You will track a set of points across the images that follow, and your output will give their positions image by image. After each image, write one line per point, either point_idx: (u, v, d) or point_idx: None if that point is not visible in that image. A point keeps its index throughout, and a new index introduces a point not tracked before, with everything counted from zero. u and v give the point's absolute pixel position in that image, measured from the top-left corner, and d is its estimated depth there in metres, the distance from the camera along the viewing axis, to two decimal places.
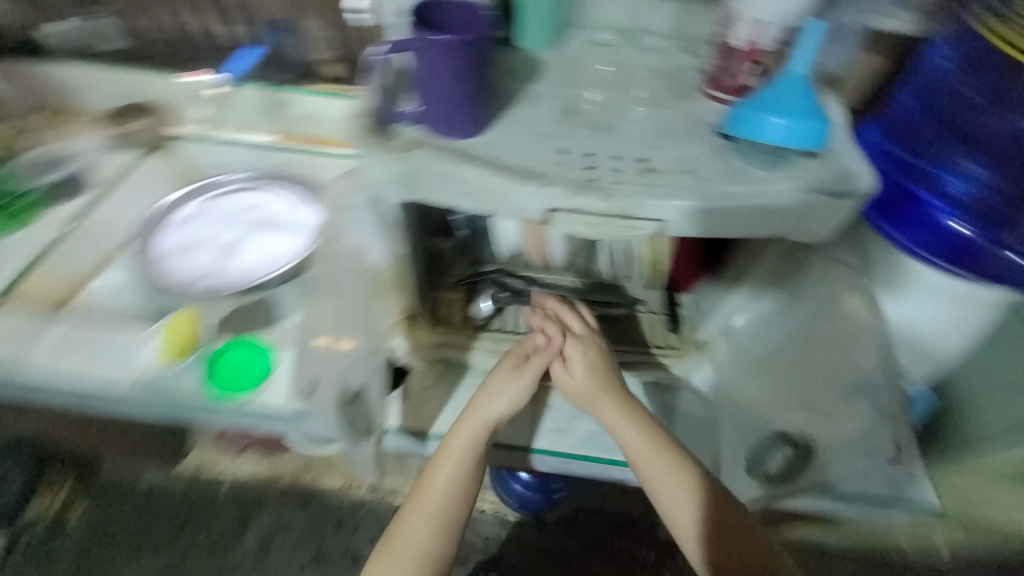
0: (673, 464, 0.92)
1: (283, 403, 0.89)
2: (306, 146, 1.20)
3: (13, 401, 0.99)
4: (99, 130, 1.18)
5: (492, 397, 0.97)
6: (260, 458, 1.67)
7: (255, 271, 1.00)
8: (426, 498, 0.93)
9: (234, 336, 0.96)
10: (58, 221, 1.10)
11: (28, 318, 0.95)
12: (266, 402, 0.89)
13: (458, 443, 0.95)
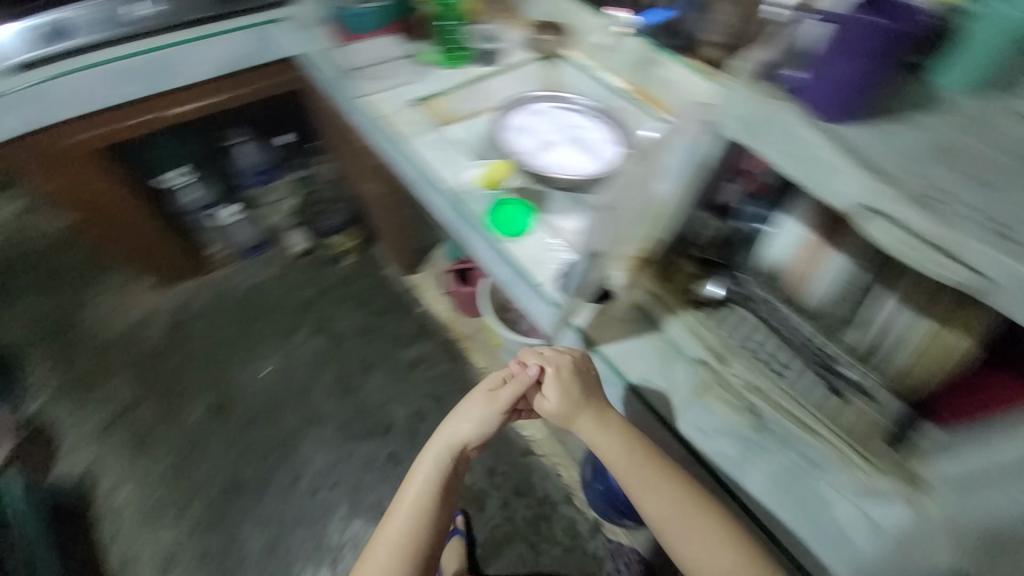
0: (668, 482, 0.95)
1: (539, 273, 1.15)
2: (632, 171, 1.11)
3: (367, 130, 1.47)
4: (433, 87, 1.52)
5: (468, 413, 1.15)
6: (412, 361, 2.17)
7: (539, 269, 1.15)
8: (401, 508, 1.09)
9: (516, 199, 1.26)
10: (401, 101, 1.48)
11: (411, 127, 1.42)
12: (524, 255, 1.17)
13: (430, 455, 1.14)
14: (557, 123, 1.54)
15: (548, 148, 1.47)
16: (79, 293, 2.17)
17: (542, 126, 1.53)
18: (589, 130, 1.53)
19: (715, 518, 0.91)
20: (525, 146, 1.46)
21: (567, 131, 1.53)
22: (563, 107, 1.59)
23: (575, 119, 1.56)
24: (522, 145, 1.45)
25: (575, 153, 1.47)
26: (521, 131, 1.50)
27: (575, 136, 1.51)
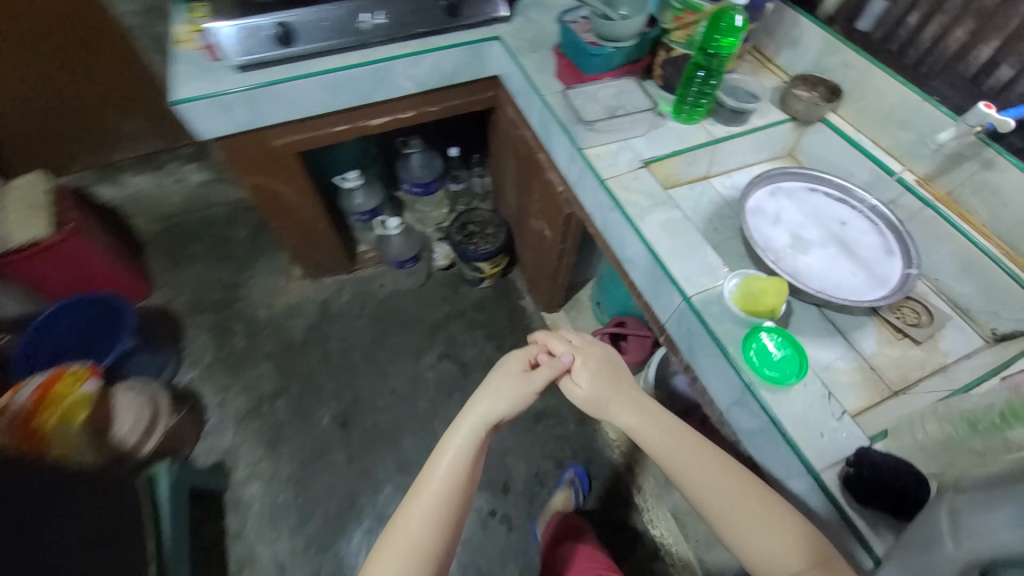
0: (702, 456, 0.89)
1: (814, 448, 0.85)
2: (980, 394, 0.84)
3: (587, 185, 1.27)
4: (666, 146, 1.28)
5: (501, 384, 1.02)
6: (539, 414, 2.01)
7: (813, 443, 0.86)
8: (426, 493, 0.88)
9: (786, 335, 0.94)
10: (630, 158, 1.25)
11: (643, 196, 1.18)
12: (793, 420, 0.87)
13: (458, 436, 0.95)
14: (818, 216, 1.23)
15: (808, 250, 1.17)
16: (238, 273, 2.30)
17: (799, 218, 1.22)
18: (863, 234, 1.19)
19: (758, 490, 0.83)
20: (779, 245, 1.17)
21: (832, 229, 1.20)
22: (827, 195, 1.26)
23: (843, 214, 1.23)
24: (774, 244, 1.17)
25: (845, 264, 1.14)
26: (774, 223, 1.21)
27: (844, 240, 1.18)
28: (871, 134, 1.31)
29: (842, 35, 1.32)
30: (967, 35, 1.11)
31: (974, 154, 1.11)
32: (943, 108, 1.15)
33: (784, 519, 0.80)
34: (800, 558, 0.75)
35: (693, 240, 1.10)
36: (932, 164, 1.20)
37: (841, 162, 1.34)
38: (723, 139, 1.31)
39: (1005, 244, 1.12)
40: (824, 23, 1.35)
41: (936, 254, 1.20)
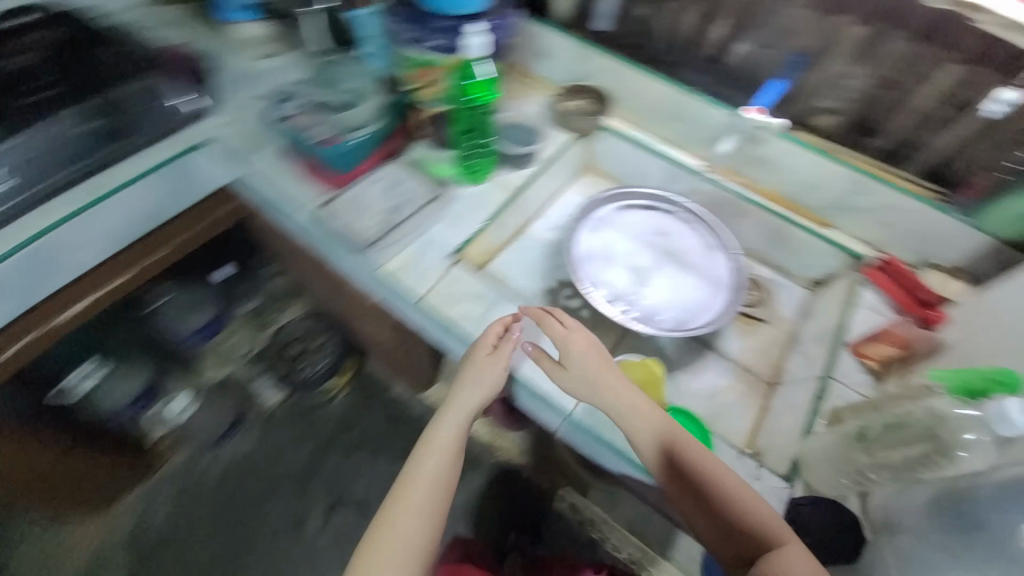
0: (686, 442, 0.81)
1: None
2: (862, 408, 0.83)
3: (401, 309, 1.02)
4: (468, 225, 1.09)
5: (485, 368, 0.90)
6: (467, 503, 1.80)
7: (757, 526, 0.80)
8: (419, 482, 0.84)
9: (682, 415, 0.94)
10: (436, 259, 1.03)
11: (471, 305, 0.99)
12: None
13: (444, 446, 0.88)
14: (642, 236, 1.17)
15: (650, 281, 1.11)
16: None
17: (628, 248, 1.15)
18: (687, 241, 1.17)
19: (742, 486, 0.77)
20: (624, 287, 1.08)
21: (659, 246, 1.16)
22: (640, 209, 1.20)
23: (662, 225, 1.19)
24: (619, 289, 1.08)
25: (686, 280, 1.11)
26: (607, 267, 1.12)
27: (674, 253, 1.15)
28: (649, 131, 1.28)
29: (586, 39, 1.24)
30: (697, 22, 1.12)
31: (742, 133, 1.16)
32: (702, 96, 1.16)
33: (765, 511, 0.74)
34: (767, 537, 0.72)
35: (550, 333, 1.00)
36: (710, 148, 1.22)
37: (635, 165, 1.31)
38: (521, 190, 1.17)
39: (790, 200, 1.18)
40: (565, 30, 1.26)
41: (743, 230, 1.24)
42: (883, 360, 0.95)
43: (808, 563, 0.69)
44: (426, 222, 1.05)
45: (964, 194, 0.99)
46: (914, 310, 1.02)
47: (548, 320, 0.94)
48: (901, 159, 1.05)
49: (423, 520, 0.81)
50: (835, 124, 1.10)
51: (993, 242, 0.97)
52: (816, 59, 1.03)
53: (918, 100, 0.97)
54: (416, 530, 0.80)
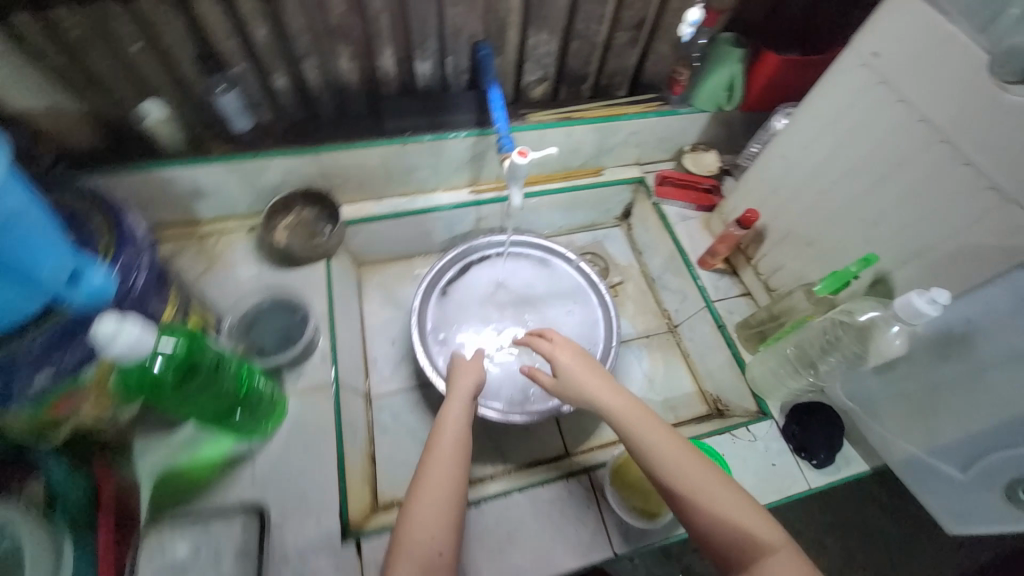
0: (677, 445, 0.64)
1: (787, 477, 0.83)
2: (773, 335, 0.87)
3: None
4: (321, 479, 0.75)
5: (467, 371, 0.74)
6: None
7: (788, 477, 0.83)
8: (444, 445, 0.65)
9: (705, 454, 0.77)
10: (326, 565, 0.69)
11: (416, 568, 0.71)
12: (764, 489, 0.81)
13: (457, 400, 0.70)
14: (490, 309, 1.02)
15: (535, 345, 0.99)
16: None
17: (490, 332, 1.00)
18: (525, 276, 1.06)
19: (735, 487, 0.61)
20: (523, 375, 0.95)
21: (512, 305, 1.03)
22: (465, 283, 1.04)
23: (495, 281, 1.05)
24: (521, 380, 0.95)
25: (558, 316, 1.02)
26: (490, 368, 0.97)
27: (527, 299, 1.04)
28: (394, 193, 1.06)
29: (244, 151, 0.89)
30: (358, 64, 0.87)
31: (487, 146, 1.01)
32: (424, 136, 0.95)
33: (760, 519, 0.59)
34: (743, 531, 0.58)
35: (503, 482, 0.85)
36: (466, 173, 1.07)
37: (408, 232, 1.10)
38: (335, 374, 0.85)
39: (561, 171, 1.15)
40: (205, 155, 0.88)
41: (544, 216, 1.20)
42: (727, 258, 1.03)
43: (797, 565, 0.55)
44: (270, 536, 0.70)
45: (675, 91, 1.06)
46: (709, 202, 1.12)
47: (542, 343, 0.79)
48: (611, 88, 1.08)
49: (441, 488, 0.61)
50: (549, 87, 1.04)
51: (715, 115, 1.10)
52: (498, 43, 0.92)
53: (601, 36, 0.95)
54: (446, 484, 0.61)
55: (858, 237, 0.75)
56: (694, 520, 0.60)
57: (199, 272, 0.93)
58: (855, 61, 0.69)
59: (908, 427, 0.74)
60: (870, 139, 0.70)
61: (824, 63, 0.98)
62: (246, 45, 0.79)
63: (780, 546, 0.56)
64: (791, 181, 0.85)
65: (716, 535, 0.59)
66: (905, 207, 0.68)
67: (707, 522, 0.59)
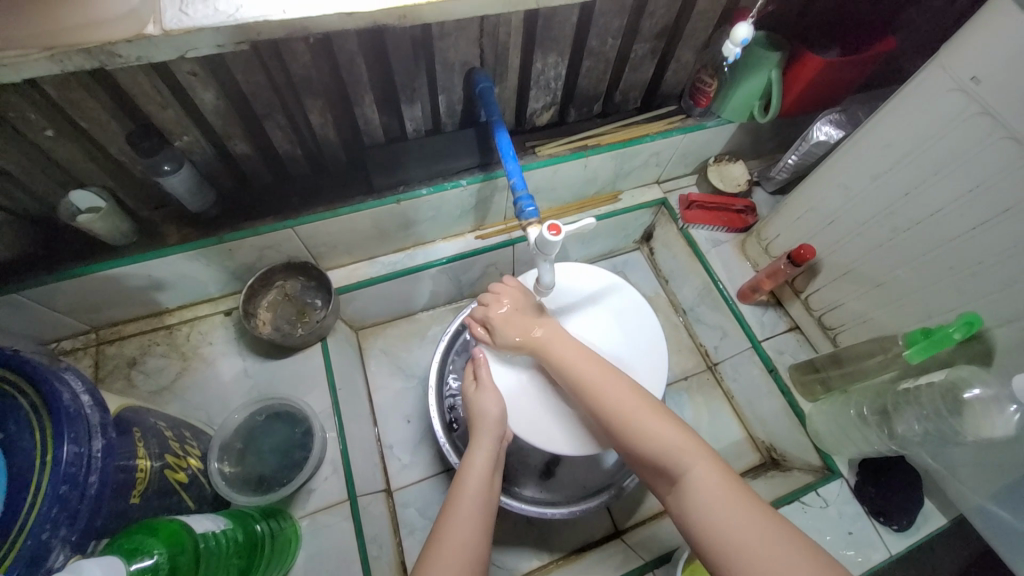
0: (598, 365, 0.62)
1: (867, 544, 0.74)
2: (847, 388, 0.78)
3: None
4: None
5: (491, 398, 0.66)
6: None
7: (868, 542, 0.74)
8: (464, 505, 0.58)
9: None
10: None
11: None
12: (846, 561, 0.72)
13: (483, 445, 0.63)
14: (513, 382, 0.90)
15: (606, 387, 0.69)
16: None
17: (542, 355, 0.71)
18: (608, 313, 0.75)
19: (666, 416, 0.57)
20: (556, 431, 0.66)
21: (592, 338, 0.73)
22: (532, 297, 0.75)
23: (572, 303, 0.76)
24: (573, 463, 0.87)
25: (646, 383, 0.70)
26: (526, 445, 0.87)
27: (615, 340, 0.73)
28: (390, 249, 0.92)
29: (208, 234, 0.74)
30: (331, 116, 0.71)
31: (494, 189, 0.87)
32: (421, 189, 0.82)
33: (675, 436, 0.55)
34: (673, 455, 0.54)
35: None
36: (470, 218, 0.93)
37: (409, 289, 0.97)
38: (346, 486, 0.73)
39: (578, 200, 1.02)
40: (160, 244, 0.72)
41: (562, 250, 1.08)
42: (771, 290, 0.93)
43: (729, 490, 0.50)
44: None
45: (701, 103, 0.92)
46: (742, 223, 1.00)
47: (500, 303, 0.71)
48: (626, 104, 0.94)
49: (459, 547, 0.54)
50: (557, 110, 0.90)
51: (745, 124, 0.96)
52: (497, 71, 0.77)
53: (617, 50, 0.80)
54: (467, 540, 0.55)
55: (947, 284, 0.66)
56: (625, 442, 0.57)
57: (174, 374, 0.79)
58: (946, 85, 0.57)
59: (1000, 493, 0.67)
60: (966, 177, 0.59)
61: (874, 60, 0.83)
62: (192, 110, 0.64)
63: (697, 459, 0.53)
64: (854, 214, 0.74)
65: (647, 453, 0.55)
66: (1015, 259, 0.58)
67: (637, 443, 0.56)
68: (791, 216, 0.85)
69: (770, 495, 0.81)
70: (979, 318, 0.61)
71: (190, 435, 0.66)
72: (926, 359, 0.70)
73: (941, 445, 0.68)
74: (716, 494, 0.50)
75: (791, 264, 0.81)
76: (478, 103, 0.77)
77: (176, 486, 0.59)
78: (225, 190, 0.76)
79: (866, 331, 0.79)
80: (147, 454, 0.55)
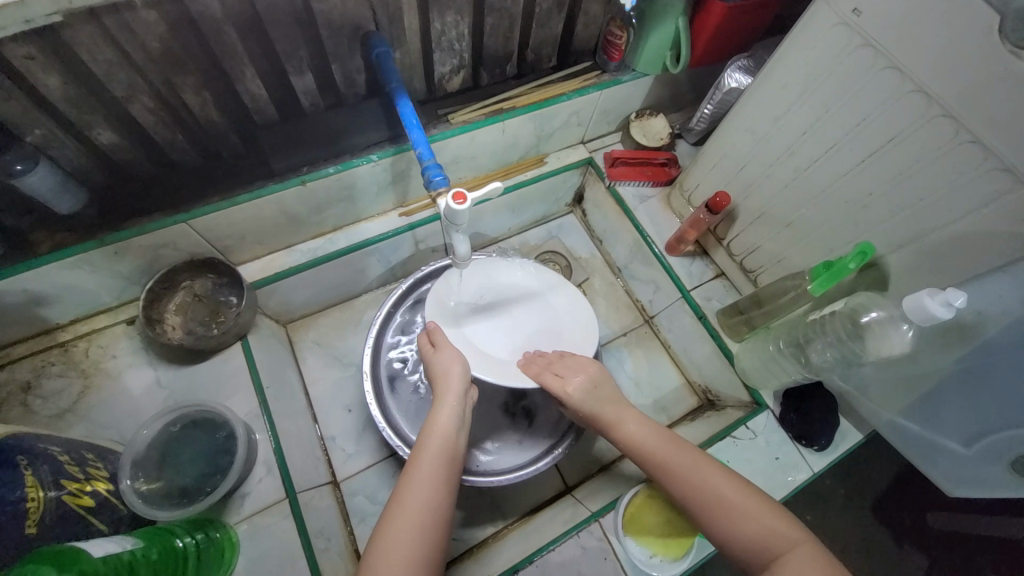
0: (679, 447, 0.60)
1: (793, 465, 0.79)
2: (769, 326, 0.82)
3: None
4: None
5: (452, 358, 0.67)
6: None
7: (793, 463, 0.79)
8: (425, 459, 0.57)
9: None
10: None
11: None
12: (772, 483, 0.77)
13: (450, 400, 0.62)
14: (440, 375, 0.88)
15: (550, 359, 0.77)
16: None
17: (488, 332, 0.78)
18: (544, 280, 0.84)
19: (761, 496, 0.54)
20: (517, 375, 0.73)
21: (524, 316, 0.80)
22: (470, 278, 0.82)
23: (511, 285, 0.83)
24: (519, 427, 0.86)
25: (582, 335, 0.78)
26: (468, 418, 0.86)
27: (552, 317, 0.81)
28: (308, 235, 0.87)
29: (87, 238, 0.66)
30: (211, 95, 0.65)
31: (409, 162, 0.83)
32: (328, 168, 0.76)
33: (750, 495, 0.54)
34: (767, 545, 0.51)
35: (506, 550, 0.76)
36: (390, 195, 0.89)
37: (335, 276, 0.93)
38: (282, 486, 0.70)
39: (502, 167, 0.99)
40: (32, 254, 0.65)
41: (492, 221, 1.06)
42: (696, 240, 0.95)
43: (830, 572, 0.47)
44: None
45: (614, 57, 0.90)
46: (666, 176, 1.01)
47: (546, 376, 0.69)
48: (540, 63, 0.91)
49: (416, 513, 0.53)
50: (468, 74, 0.86)
51: (660, 77, 0.96)
52: (394, 35, 0.72)
53: (521, 5, 0.77)
54: (425, 498, 0.54)
55: (845, 218, 0.69)
56: (719, 538, 0.54)
57: (76, 395, 0.73)
58: (831, 20, 0.58)
59: (901, 402, 0.73)
60: (855, 111, 0.61)
61: (775, 3, 0.84)
62: (38, 99, 0.56)
63: (799, 545, 0.50)
64: (762, 157, 0.76)
65: (743, 556, 0.52)
66: (903, 187, 0.61)
67: (732, 539, 0.52)
68: (708, 166, 0.87)
69: (707, 434, 0.85)
70: (871, 246, 0.64)
71: (95, 456, 0.61)
72: (832, 291, 0.74)
73: (850, 369, 0.73)
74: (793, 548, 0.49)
75: (709, 212, 0.83)
76: (377, 71, 0.72)
77: (80, 512, 0.55)
78: (102, 188, 0.68)
79: (781, 270, 0.83)
80: (38, 482, 0.51)
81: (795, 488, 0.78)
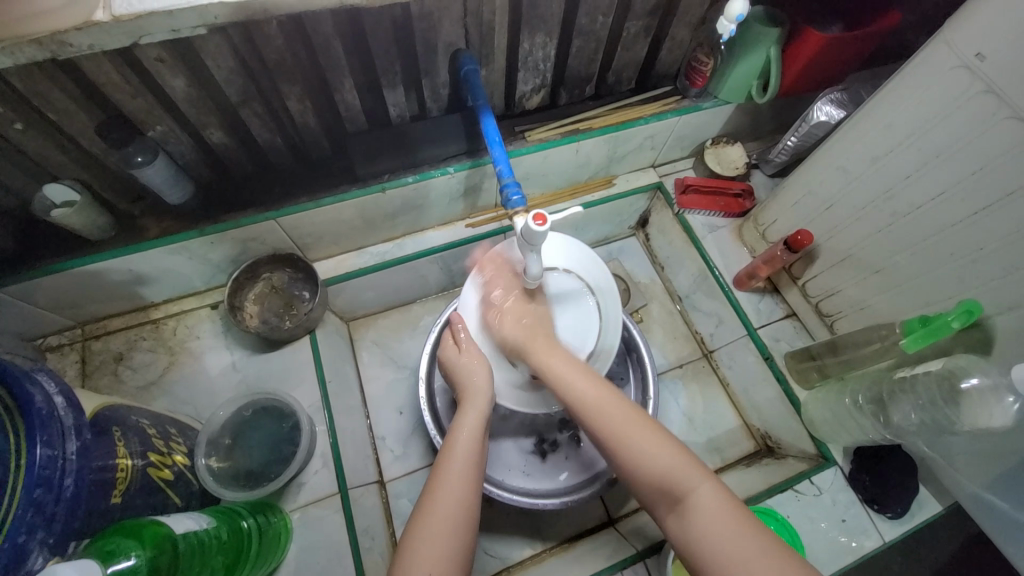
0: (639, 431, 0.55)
1: (861, 529, 0.73)
2: (845, 374, 0.77)
3: None
4: None
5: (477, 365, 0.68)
6: None
7: (863, 528, 0.73)
8: (455, 461, 0.58)
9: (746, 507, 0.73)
10: None
11: None
12: (837, 546, 0.72)
13: (476, 406, 0.63)
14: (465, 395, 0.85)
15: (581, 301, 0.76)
16: None
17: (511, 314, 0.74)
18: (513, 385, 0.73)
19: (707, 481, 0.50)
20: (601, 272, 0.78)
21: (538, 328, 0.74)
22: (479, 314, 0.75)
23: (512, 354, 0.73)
24: (562, 448, 0.86)
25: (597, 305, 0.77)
26: (511, 435, 0.87)
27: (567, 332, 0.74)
28: (378, 239, 0.91)
29: (189, 228, 0.72)
30: (311, 103, 0.69)
31: (482, 176, 0.85)
32: (407, 178, 0.79)
33: (676, 453, 0.52)
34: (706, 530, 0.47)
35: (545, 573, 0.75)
36: (459, 206, 0.91)
37: (398, 279, 0.95)
38: (335, 482, 0.73)
39: (571, 185, 0.99)
40: (139, 239, 0.71)
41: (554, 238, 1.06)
42: (768, 277, 0.91)
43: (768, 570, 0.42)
44: None
45: (697, 83, 0.88)
46: (740, 207, 0.97)
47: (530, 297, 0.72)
48: (619, 85, 0.91)
49: (448, 512, 0.53)
50: (547, 93, 0.87)
51: (743, 105, 0.93)
52: (482, 53, 0.73)
53: (609, 29, 0.77)
54: (457, 497, 0.54)
55: (946, 271, 0.64)
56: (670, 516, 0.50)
57: (162, 369, 0.79)
58: (951, 62, 0.54)
59: (991, 479, 0.66)
60: (971, 159, 0.56)
61: (876, 36, 0.79)
62: (164, 100, 0.62)
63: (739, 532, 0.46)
64: (853, 198, 0.72)
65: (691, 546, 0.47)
66: (1021, 246, 0.56)
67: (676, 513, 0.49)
68: (789, 202, 0.83)
69: (765, 482, 0.80)
70: (978, 305, 0.59)
71: (176, 432, 0.65)
72: (924, 348, 0.68)
73: (937, 436, 0.67)
74: (722, 521, 0.46)
75: (788, 250, 0.79)
76: (463, 87, 0.74)
77: (161, 484, 0.58)
78: (206, 181, 0.74)
79: (863, 318, 0.78)
80: (128, 453, 0.54)
81: (862, 556, 0.72)
